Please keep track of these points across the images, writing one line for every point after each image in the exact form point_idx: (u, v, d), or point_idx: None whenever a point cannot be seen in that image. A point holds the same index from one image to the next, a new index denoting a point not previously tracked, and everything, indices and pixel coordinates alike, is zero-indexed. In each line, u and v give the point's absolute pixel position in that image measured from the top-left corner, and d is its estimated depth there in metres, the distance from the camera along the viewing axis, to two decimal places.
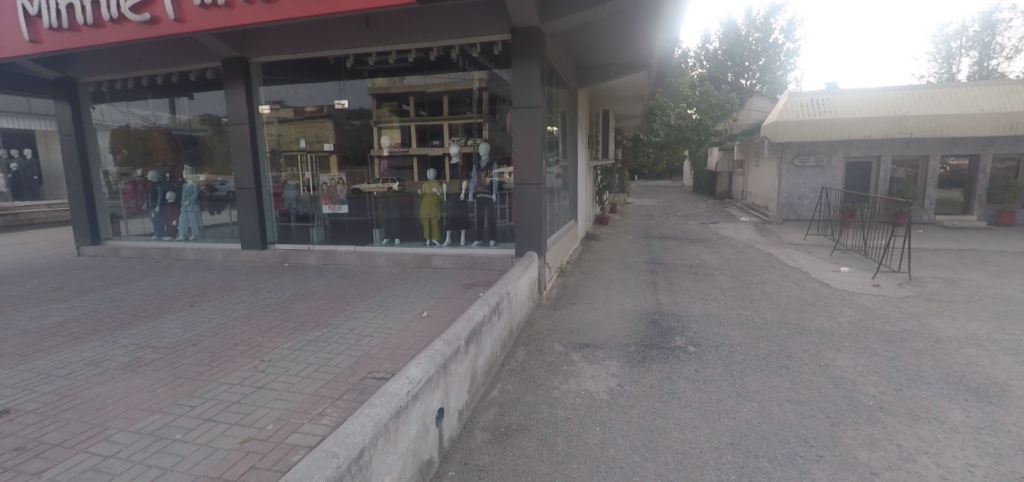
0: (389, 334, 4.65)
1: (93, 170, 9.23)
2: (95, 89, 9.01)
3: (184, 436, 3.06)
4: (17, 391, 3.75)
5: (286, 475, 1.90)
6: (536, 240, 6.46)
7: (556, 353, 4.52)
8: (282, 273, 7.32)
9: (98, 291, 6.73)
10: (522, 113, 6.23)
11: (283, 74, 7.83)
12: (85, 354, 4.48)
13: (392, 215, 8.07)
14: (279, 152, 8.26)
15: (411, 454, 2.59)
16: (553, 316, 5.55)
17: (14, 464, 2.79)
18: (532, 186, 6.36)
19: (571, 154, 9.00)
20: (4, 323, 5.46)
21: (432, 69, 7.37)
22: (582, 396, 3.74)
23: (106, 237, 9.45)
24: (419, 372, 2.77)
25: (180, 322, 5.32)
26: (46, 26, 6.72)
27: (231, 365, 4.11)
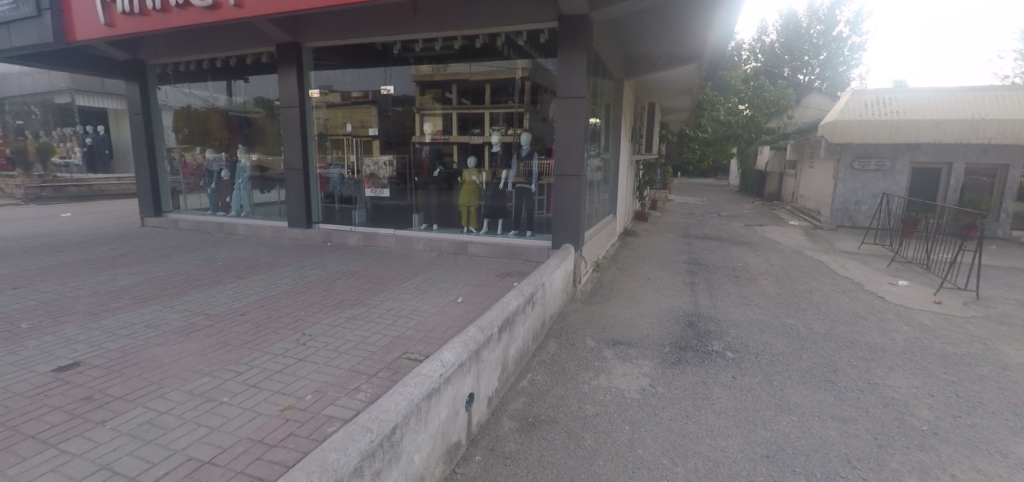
0: (423, 317, 4.74)
1: (158, 147, 9.80)
2: (162, 71, 9.55)
3: (230, 399, 3.23)
4: (86, 347, 4.06)
5: (322, 446, 1.98)
6: (573, 232, 6.39)
7: (587, 348, 4.48)
8: (324, 252, 7.56)
9: (158, 260, 7.15)
10: (565, 103, 6.16)
11: (333, 58, 8.04)
12: (146, 316, 4.79)
13: (431, 201, 8.05)
14: (325, 135, 8.47)
15: (441, 436, 2.63)
16: (587, 311, 5.48)
17: (81, 413, 3.04)
18: (573, 179, 6.28)
19: (613, 147, 8.82)
20: (76, 284, 5.89)
21: (477, 57, 7.39)
22: (612, 393, 3.69)
23: (167, 210, 10.05)
24: (452, 356, 2.79)
25: (230, 292, 5.60)
26: (119, 10, 7.13)
27: (276, 336, 4.29)
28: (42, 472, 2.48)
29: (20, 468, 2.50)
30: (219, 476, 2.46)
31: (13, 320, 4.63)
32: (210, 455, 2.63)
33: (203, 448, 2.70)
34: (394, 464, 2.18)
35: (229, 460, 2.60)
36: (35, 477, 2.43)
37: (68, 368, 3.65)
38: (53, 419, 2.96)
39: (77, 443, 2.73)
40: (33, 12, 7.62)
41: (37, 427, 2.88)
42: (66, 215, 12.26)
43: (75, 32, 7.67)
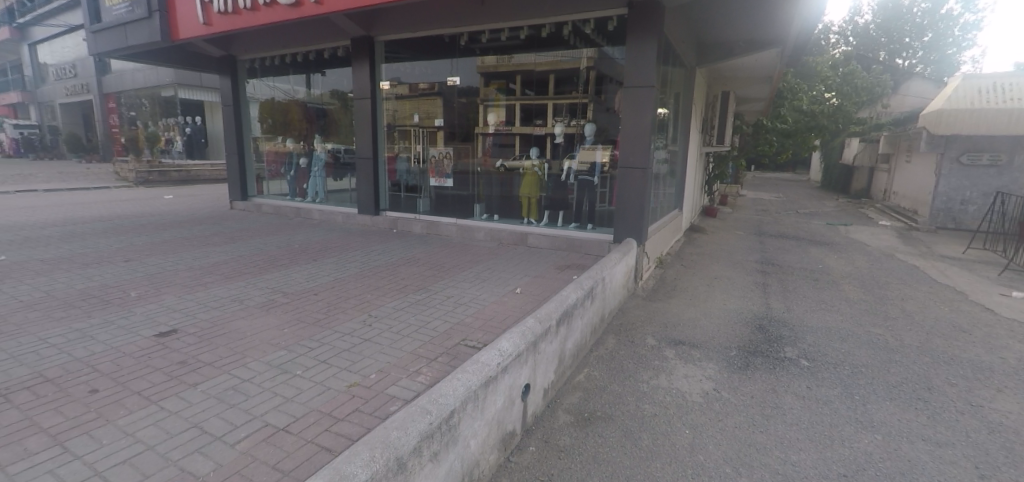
0: (482, 305, 4.80)
1: (246, 136, 10.56)
2: (250, 66, 10.25)
3: (303, 372, 3.43)
4: (183, 315, 4.47)
5: (385, 424, 2.05)
6: (637, 226, 6.18)
7: (646, 346, 4.35)
8: (390, 239, 7.83)
9: (243, 241, 7.74)
10: (633, 93, 5.95)
11: (403, 51, 8.26)
12: (233, 291, 5.20)
13: (493, 192, 8.10)
14: (394, 126, 8.69)
15: (496, 423, 2.65)
16: (648, 308, 5.32)
17: (178, 375, 3.34)
18: (638, 171, 6.07)
19: (682, 139, 8.46)
20: (175, 259, 6.50)
21: (542, 47, 7.34)
22: (673, 395, 3.56)
23: (252, 194, 10.88)
24: (509, 346, 2.80)
25: (306, 273, 5.96)
26: (216, 10, 7.73)
27: (344, 316, 4.50)
28: (144, 425, 2.77)
29: (127, 420, 2.81)
30: (292, 443, 2.64)
31: (123, 289, 5.19)
32: (284, 423, 2.82)
33: (279, 416, 2.90)
34: (450, 447, 2.22)
35: (300, 429, 2.77)
36: (139, 429, 2.73)
37: (168, 334, 4.04)
38: (154, 379, 3.29)
39: (173, 402, 3.01)
40: (144, 14, 8.42)
41: (142, 385, 3.21)
42: (169, 197, 13.58)
43: (179, 31, 8.40)
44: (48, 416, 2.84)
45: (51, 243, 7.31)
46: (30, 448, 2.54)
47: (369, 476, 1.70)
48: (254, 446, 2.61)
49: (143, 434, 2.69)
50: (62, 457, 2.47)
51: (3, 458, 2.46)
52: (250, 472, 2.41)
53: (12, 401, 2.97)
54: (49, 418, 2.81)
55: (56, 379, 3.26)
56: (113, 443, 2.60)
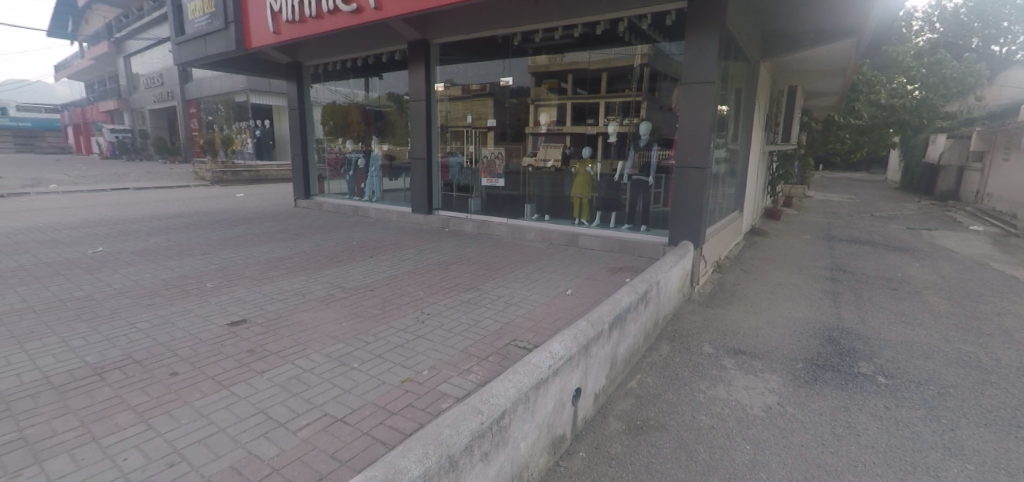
0: (533, 306, 4.76)
1: (309, 138, 11.07)
2: (314, 71, 10.74)
3: (359, 366, 3.52)
4: (251, 306, 4.73)
5: (437, 420, 2.06)
6: (694, 228, 5.93)
7: (703, 355, 4.16)
8: (442, 238, 7.96)
9: (306, 237, 8.13)
10: (692, 90, 5.73)
11: (457, 52, 8.35)
12: (296, 285, 5.45)
13: (544, 191, 8.07)
14: (447, 127, 8.78)
15: (547, 426, 2.61)
16: (705, 315, 5.09)
17: (247, 362, 3.54)
18: (697, 171, 5.82)
19: (743, 138, 8.07)
20: (245, 253, 6.91)
21: (596, 44, 7.21)
22: (731, 407, 3.38)
23: (314, 193, 11.41)
24: (561, 349, 2.74)
25: (363, 269, 6.16)
26: (285, 19, 8.15)
27: (398, 313, 4.60)
28: (216, 408, 2.94)
29: (202, 403, 3.00)
30: (349, 434, 2.71)
31: (200, 280, 5.57)
32: (341, 414, 2.91)
33: (337, 406, 2.99)
34: (501, 448, 2.21)
35: (356, 420, 2.84)
36: (212, 412, 2.90)
37: (238, 323, 4.29)
38: (226, 365, 3.49)
39: (242, 388, 3.18)
40: (222, 25, 9.03)
41: (215, 370, 3.42)
42: (240, 196, 14.48)
43: (251, 40, 8.93)
44: (135, 394, 3.08)
45: (140, 237, 7.99)
46: (119, 423, 2.77)
47: (422, 472, 1.72)
48: (314, 434, 2.71)
49: (215, 416, 2.86)
50: (146, 433, 2.68)
51: (97, 431, 2.70)
52: (309, 460, 2.50)
53: (105, 379, 3.26)
54: (135, 397, 3.05)
55: (142, 361, 3.53)
56: (189, 424, 2.78)
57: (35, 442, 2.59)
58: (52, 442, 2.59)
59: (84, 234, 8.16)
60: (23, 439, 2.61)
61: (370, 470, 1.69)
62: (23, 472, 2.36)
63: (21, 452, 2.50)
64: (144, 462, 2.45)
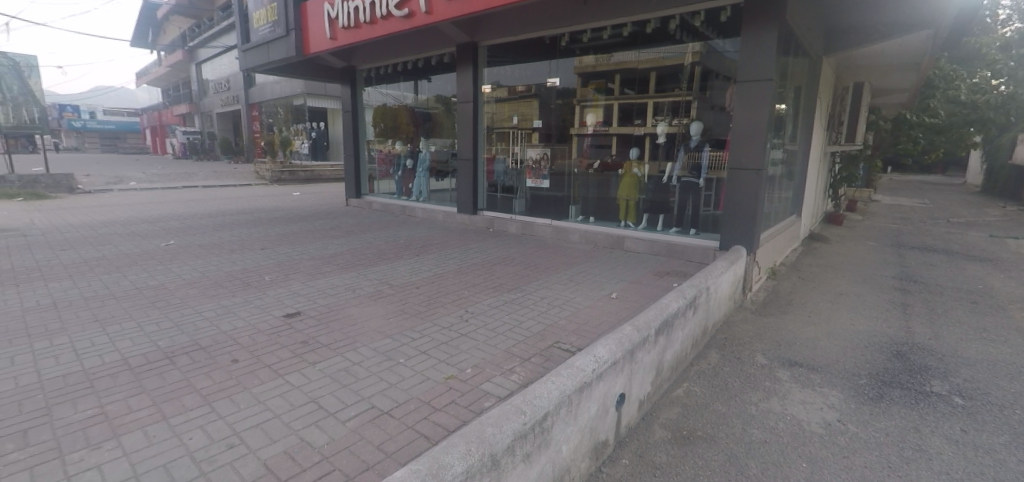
0: (576, 309, 4.71)
1: (361, 139, 11.44)
2: (367, 75, 11.09)
3: (405, 361, 3.59)
4: (305, 300, 4.94)
5: (480, 418, 2.06)
6: (747, 232, 5.67)
7: (755, 366, 3.97)
8: (486, 238, 8.01)
9: (357, 234, 8.40)
10: (747, 88, 5.49)
11: (505, 54, 8.41)
12: (347, 280, 5.65)
13: (589, 193, 8.00)
14: (492, 129, 8.81)
15: (589, 431, 2.56)
16: (757, 324, 4.85)
17: (301, 353, 3.68)
18: (751, 173, 5.56)
19: (802, 138, 7.67)
20: (300, 249, 7.22)
21: (646, 43, 7.11)
22: (787, 422, 3.20)
23: (365, 192, 11.79)
24: (605, 353, 2.68)
25: (410, 266, 6.30)
26: (341, 25, 8.47)
27: (443, 311, 4.67)
28: (272, 395, 3.08)
29: (260, 389, 3.14)
30: (394, 427, 2.77)
31: (259, 273, 5.87)
32: (387, 407, 2.97)
33: (384, 399, 3.06)
34: (543, 450, 2.19)
35: (402, 414, 2.90)
36: (269, 399, 3.04)
37: (293, 315, 4.49)
38: (282, 355, 3.65)
39: (296, 377, 3.32)
40: (283, 33, 9.49)
41: (271, 359, 3.58)
42: (297, 194, 15.17)
43: (309, 47, 9.32)
44: (200, 378, 3.27)
45: (206, 232, 8.52)
46: (186, 404, 2.95)
47: (464, 469, 1.73)
48: (361, 425, 2.78)
49: (271, 403, 3.00)
50: (210, 416, 2.84)
51: (167, 411, 2.88)
52: (357, 450, 2.56)
53: (174, 363, 3.48)
54: (200, 381, 3.24)
55: (207, 347, 3.75)
56: (248, 409, 2.92)
57: (114, 418, 2.80)
58: (128, 419, 2.79)
59: (157, 228, 8.79)
60: (104, 415, 2.83)
61: (413, 463, 1.71)
62: (102, 445, 2.55)
63: (102, 427, 2.71)
64: (208, 443, 2.59)
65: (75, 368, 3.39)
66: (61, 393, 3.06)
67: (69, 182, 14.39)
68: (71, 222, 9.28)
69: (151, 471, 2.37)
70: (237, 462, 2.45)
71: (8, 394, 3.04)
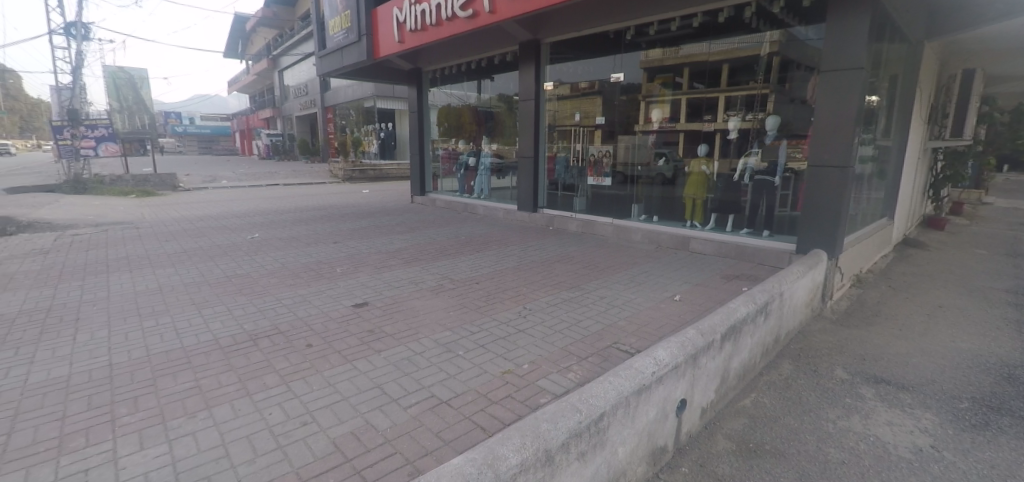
0: (637, 310, 4.56)
1: (426, 138, 11.75)
2: (432, 76, 11.34)
3: (464, 354, 3.62)
4: (372, 291, 5.13)
5: (535, 414, 2.03)
6: (828, 235, 5.23)
7: (834, 380, 3.64)
8: (546, 235, 7.96)
9: (421, 230, 8.65)
10: (832, 78, 5.05)
11: (568, 51, 8.25)
12: (411, 274, 5.81)
13: (654, 192, 7.79)
14: (554, 127, 8.69)
15: (647, 435, 2.46)
16: (838, 334, 4.46)
17: (368, 341, 3.82)
18: (835, 170, 5.11)
19: (896, 132, 6.97)
20: (369, 244, 7.53)
21: (718, 34, 6.78)
22: (869, 443, 2.91)
23: (429, 190, 12.12)
24: (667, 356, 2.56)
25: (471, 262, 6.38)
26: (408, 29, 8.72)
27: (502, 306, 4.68)
28: (342, 379, 3.21)
29: (331, 373, 3.29)
30: (452, 417, 2.79)
31: (331, 265, 6.17)
32: (446, 397, 3.01)
33: (444, 389, 3.10)
34: (599, 450, 2.12)
35: (460, 405, 2.92)
36: (338, 382, 3.17)
37: (361, 305, 4.67)
38: (351, 342, 3.81)
39: (363, 363, 3.44)
40: (356, 38, 9.93)
41: (341, 345, 3.74)
42: (366, 192, 15.84)
43: (379, 50, 9.69)
44: (279, 359, 3.48)
45: (286, 226, 9.11)
46: (266, 383, 3.14)
47: (519, 462, 1.71)
48: (422, 412, 2.83)
49: (340, 386, 3.13)
50: (286, 394, 3.00)
51: (250, 387, 3.09)
52: (417, 435, 2.61)
53: (257, 344, 3.73)
54: (279, 362, 3.44)
55: (285, 332, 3.98)
56: (320, 390, 3.07)
57: (206, 391, 3.04)
58: (218, 392, 3.02)
59: (244, 222, 9.52)
60: (198, 387, 3.09)
61: (469, 453, 1.73)
62: (196, 415, 2.78)
63: (196, 398, 2.96)
64: (284, 418, 2.75)
65: (176, 345, 3.72)
66: (163, 366, 3.36)
67: (172, 180, 15.94)
68: (173, 215, 10.26)
69: (236, 440, 2.55)
70: (309, 438, 2.57)
71: (122, 365, 3.39)
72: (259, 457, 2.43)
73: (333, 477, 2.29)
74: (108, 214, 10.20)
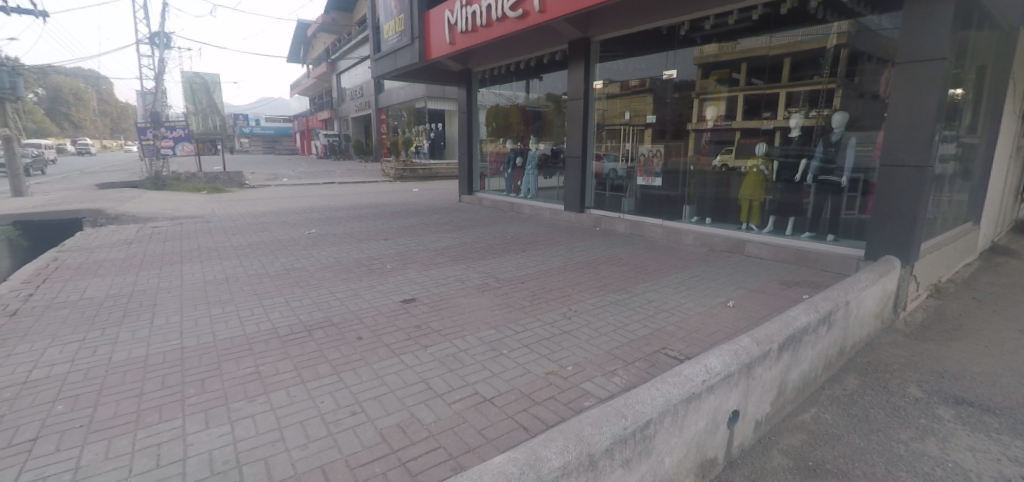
0: (687, 315, 4.39)
1: (475, 138, 11.90)
2: (482, 77, 11.44)
3: (509, 353, 3.61)
4: (420, 288, 5.22)
5: (579, 416, 1.98)
6: (901, 240, 4.84)
7: (907, 398, 3.36)
8: (593, 236, 7.83)
9: (469, 229, 8.73)
10: (910, 70, 4.66)
11: (619, 48, 8.06)
12: (457, 272, 5.86)
13: (707, 193, 7.51)
14: (603, 125, 8.49)
15: (697, 445, 2.35)
16: (912, 349, 4.11)
17: (414, 336, 3.88)
18: (911, 170, 4.71)
19: (983, 129, 6.36)
20: (418, 241, 7.69)
21: (780, 26, 6.55)
22: (947, 470, 2.66)
23: (476, 189, 12.24)
24: (720, 364, 2.43)
25: (518, 262, 6.37)
26: (459, 30, 8.83)
27: (546, 306, 4.64)
28: (389, 372, 3.27)
29: (379, 366, 3.36)
30: (496, 415, 2.78)
31: (381, 262, 6.34)
32: (490, 395, 3.00)
33: (487, 387, 3.10)
34: (644, 458, 2.04)
35: (503, 403, 2.91)
36: (386, 375, 3.24)
37: (409, 301, 4.76)
38: (399, 336, 3.88)
39: (409, 358, 3.50)
40: (408, 40, 10.16)
41: (390, 339, 3.82)
42: (416, 190, 16.20)
43: (430, 52, 9.87)
44: (332, 350, 3.60)
45: (340, 222, 9.46)
46: (320, 372, 3.26)
47: (561, 465, 1.67)
48: (466, 409, 2.84)
49: (388, 378, 3.19)
50: (337, 384, 3.10)
51: (305, 375, 3.21)
52: (460, 432, 2.62)
53: (312, 335, 3.88)
54: (332, 353, 3.56)
55: (337, 324, 4.12)
56: (368, 382, 3.14)
57: (265, 377, 3.18)
58: (275, 379, 3.16)
59: (303, 218, 9.98)
60: (258, 373, 3.24)
61: (511, 452, 1.71)
62: (256, 398, 2.92)
63: (256, 383, 3.10)
64: (335, 407, 2.83)
65: (239, 332, 3.93)
66: (228, 351, 3.56)
67: (239, 178, 16.92)
68: (238, 211, 10.88)
69: (291, 425, 2.65)
70: (358, 428, 2.64)
71: (192, 348, 3.62)
72: (312, 442, 2.51)
73: (379, 467, 2.33)
74: (183, 209, 10.97)
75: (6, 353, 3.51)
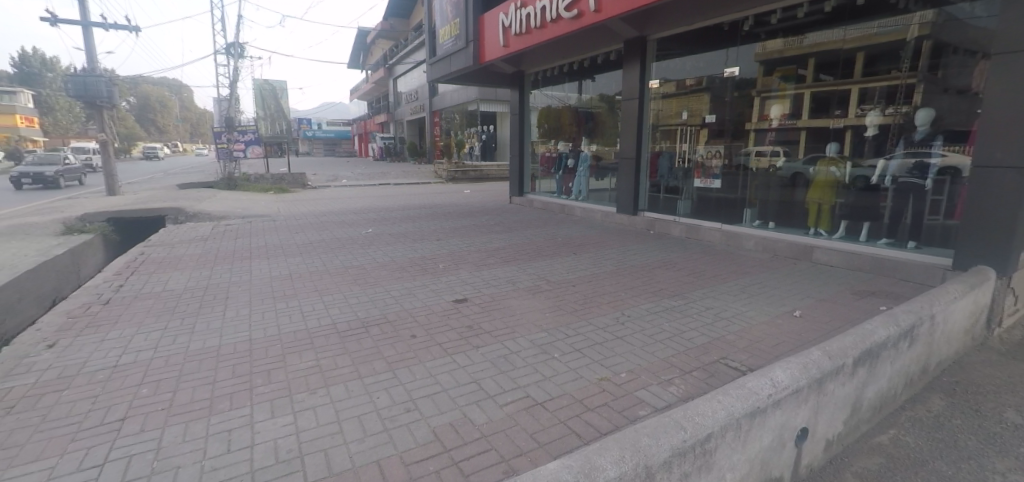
0: (749, 323, 4.18)
1: (527, 140, 11.96)
2: (534, 79, 11.45)
3: (561, 356, 3.57)
4: (471, 288, 5.28)
5: (635, 425, 1.91)
6: (996, 249, 4.37)
7: (1004, 424, 3.03)
8: (646, 239, 7.63)
9: (519, 230, 8.76)
10: (1011, 62, 4.22)
11: (677, 47, 7.74)
12: (508, 273, 5.89)
13: (770, 195, 7.14)
14: (657, 126, 8.21)
15: (761, 463, 2.22)
16: (1008, 369, 3.71)
17: (466, 336, 3.92)
18: (1009, 172, 4.27)
19: None
20: (469, 241, 7.79)
21: (855, 18, 6.19)
22: None
23: (527, 191, 12.27)
24: (788, 377, 2.29)
25: (568, 264, 6.31)
26: (513, 32, 8.88)
27: (598, 310, 4.56)
28: (442, 371, 3.32)
29: (432, 364, 3.42)
30: (547, 419, 2.76)
31: (434, 261, 6.47)
32: (541, 398, 2.98)
33: (539, 390, 3.08)
34: (704, 473, 1.95)
35: (554, 408, 2.88)
36: (439, 373, 3.29)
37: (460, 301, 4.82)
38: (450, 336, 3.92)
39: (461, 358, 3.53)
40: (464, 44, 10.33)
41: (442, 339, 3.87)
42: (468, 191, 16.45)
43: (485, 55, 9.98)
44: (387, 347, 3.70)
45: (395, 222, 9.75)
46: (376, 368, 3.35)
47: (618, 475, 1.63)
48: (517, 411, 2.83)
49: (441, 378, 3.23)
50: (392, 380, 3.18)
51: (362, 371, 3.31)
52: (511, 434, 2.61)
53: (368, 332, 4.00)
54: (387, 350, 3.65)
55: (393, 322, 4.23)
56: (422, 380, 3.20)
57: (325, 371, 3.31)
58: (335, 373, 3.28)
59: (360, 218, 10.38)
60: (319, 367, 3.38)
61: (565, 458, 1.68)
62: (317, 391, 3.04)
63: (317, 376, 3.24)
64: (391, 403, 2.90)
65: (302, 326, 4.13)
66: (291, 345, 3.74)
67: (302, 179, 17.84)
68: (301, 211, 11.47)
69: (349, 419, 2.74)
70: (413, 425, 2.69)
71: (259, 341, 3.83)
72: (369, 436, 2.59)
73: (431, 465, 2.36)
74: (252, 208, 11.69)
75: (100, 338, 3.86)
